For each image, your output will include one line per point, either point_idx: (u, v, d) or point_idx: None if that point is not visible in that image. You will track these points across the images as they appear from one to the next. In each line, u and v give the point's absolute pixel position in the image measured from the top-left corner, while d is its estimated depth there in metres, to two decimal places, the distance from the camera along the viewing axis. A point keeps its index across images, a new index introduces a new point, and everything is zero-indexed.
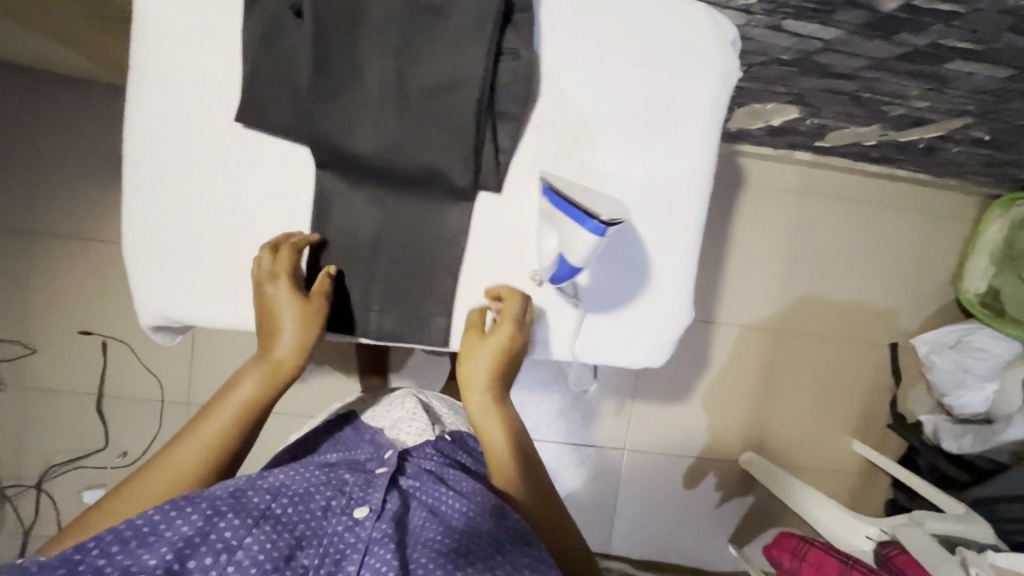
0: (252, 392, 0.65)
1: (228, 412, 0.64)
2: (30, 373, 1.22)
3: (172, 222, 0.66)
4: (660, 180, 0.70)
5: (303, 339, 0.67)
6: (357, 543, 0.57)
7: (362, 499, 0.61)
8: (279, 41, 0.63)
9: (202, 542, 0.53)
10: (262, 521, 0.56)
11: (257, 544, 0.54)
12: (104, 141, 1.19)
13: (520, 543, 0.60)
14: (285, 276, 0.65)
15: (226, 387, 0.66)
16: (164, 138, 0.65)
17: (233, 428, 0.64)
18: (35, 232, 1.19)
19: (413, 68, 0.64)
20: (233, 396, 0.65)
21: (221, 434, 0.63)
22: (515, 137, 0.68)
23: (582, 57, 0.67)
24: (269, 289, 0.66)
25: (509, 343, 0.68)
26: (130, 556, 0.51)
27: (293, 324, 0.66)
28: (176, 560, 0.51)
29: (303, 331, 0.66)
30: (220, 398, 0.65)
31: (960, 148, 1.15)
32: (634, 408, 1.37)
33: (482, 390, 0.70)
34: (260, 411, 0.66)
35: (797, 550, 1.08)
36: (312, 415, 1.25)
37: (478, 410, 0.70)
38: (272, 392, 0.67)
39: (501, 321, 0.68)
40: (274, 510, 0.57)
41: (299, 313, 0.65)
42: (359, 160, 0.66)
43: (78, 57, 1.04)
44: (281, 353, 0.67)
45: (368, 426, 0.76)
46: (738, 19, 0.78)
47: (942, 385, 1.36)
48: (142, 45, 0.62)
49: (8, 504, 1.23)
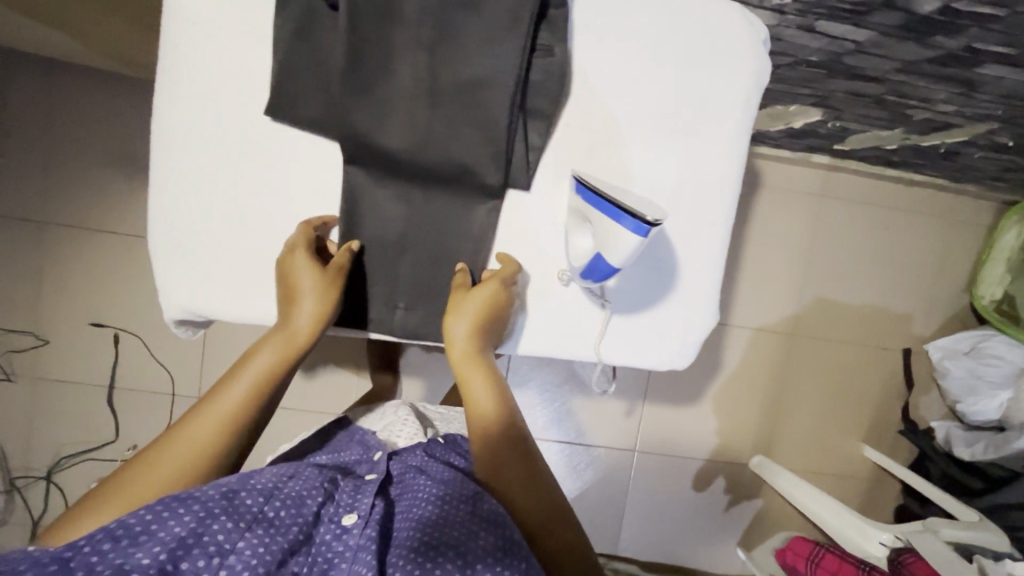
0: (270, 362, 0.64)
1: (245, 382, 0.62)
2: (42, 364, 1.21)
3: (197, 215, 0.66)
4: (689, 180, 0.70)
5: (321, 307, 0.65)
6: (346, 550, 0.53)
7: (349, 506, 0.58)
8: (312, 34, 0.63)
9: (194, 544, 0.48)
10: (256, 524, 0.52)
11: (251, 548, 0.50)
12: (121, 133, 1.18)
13: (493, 527, 0.56)
14: (303, 247, 0.65)
15: (242, 360, 0.65)
16: (192, 131, 0.64)
17: (251, 399, 0.62)
18: (49, 223, 1.18)
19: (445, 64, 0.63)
20: (250, 367, 0.63)
21: (238, 406, 0.61)
22: (546, 135, 0.67)
23: (614, 56, 0.67)
24: (287, 260, 0.65)
25: (493, 297, 0.67)
26: (120, 554, 0.46)
27: (313, 288, 0.65)
28: (169, 561, 0.47)
29: (322, 299, 0.65)
30: (239, 368, 0.64)
31: (982, 154, 1.14)
32: (644, 409, 1.36)
33: (466, 343, 0.67)
34: (278, 382, 0.64)
35: (813, 555, 1.08)
36: (322, 411, 1.25)
37: (462, 362, 0.67)
38: (290, 362, 0.65)
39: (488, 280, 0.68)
40: (268, 513, 0.53)
41: (317, 279, 0.64)
42: (388, 156, 0.65)
43: (100, 49, 1.03)
44: (298, 322, 0.65)
45: (359, 429, 0.78)
46: (769, 19, 0.78)
47: (956, 392, 1.34)
48: (174, 38, 0.62)
49: (18, 494, 1.23)
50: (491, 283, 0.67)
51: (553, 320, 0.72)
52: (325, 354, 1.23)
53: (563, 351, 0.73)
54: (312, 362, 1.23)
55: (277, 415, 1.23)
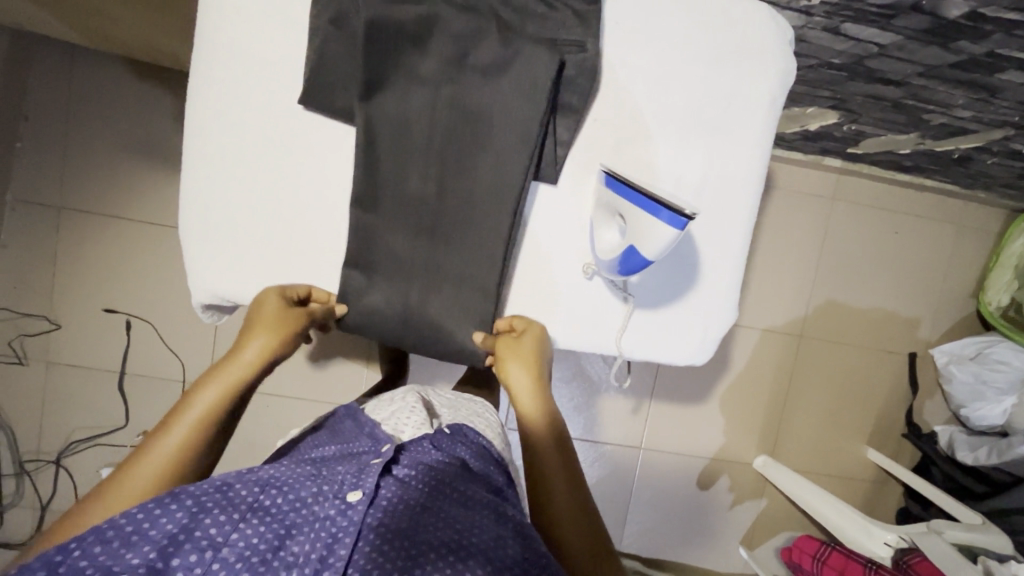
0: (215, 397, 0.59)
1: (191, 417, 0.57)
2: (54, 348, 1.22)
3: (224, 202, 0.67)
4: (714, 178, 0.71)
5: (274, 342, 0.64)
6: (350, 525, 0.53)
7: (354, 484, 0.58)
8: (346, 24, 0.63)
9: (185, 539, 0.49)
10: (249, 515, 0.52)
11: (244, 539, 0.50)
12: (138, 119, 1.18)
13: (520, 538, 0.56)
14: (275, 293, 0.67)
15: (184, 396, 0.60)
16: (225, 120, 0.65)
17: (194, 436, 0.57)
18: (67, 207, 1.19)
19: (476, 60, 0.64)
20: (192, 403, 0.59)
21: (180, 445, 0.56)
22: (575, 130, 0.68)
23: (644, 54, 0.68)
24: (254, 309, 0.66)
25: (538, 338, 0.70)
26: (111, 556, 0.47)
27: (271, 324, 0.65)
28: (159, 558, 0.47)
29: (279, 332, 0.65)
30: (180, 405, 0.59)
31: (995, 160, 1.14)
32: (652, 407, 1.37)
33: (527, 384, 0.67)
34: (225, 416, 0.60)
35: (818, 554, 1.12)
36: (333, 401, 1.25)
37: (525, 400, 0.67)
38: (236, 396, 0.61)
39: (524, 333, 0.70)
40: (263, 501, 0.54)
41: (279, 316, 0.65)
42: (417, 148, 0.66)
43: (119, 37, 1.03)
44: (247, 355, 0.63)
45: (366, 417, 0.74)
46: (795, 20, 0.79)
47: (961, 397, 1.35)
48: (211, 28, 0.64)
49: (29, 478, 1.24)
50: (531, 326, 0.71)
51: (577, 316, 0.73)
52: (336, 346, 1.23)
53: (588, 344, 0.74)
54: (324, 353, 1.24)
55: (288, 404, 1.24)
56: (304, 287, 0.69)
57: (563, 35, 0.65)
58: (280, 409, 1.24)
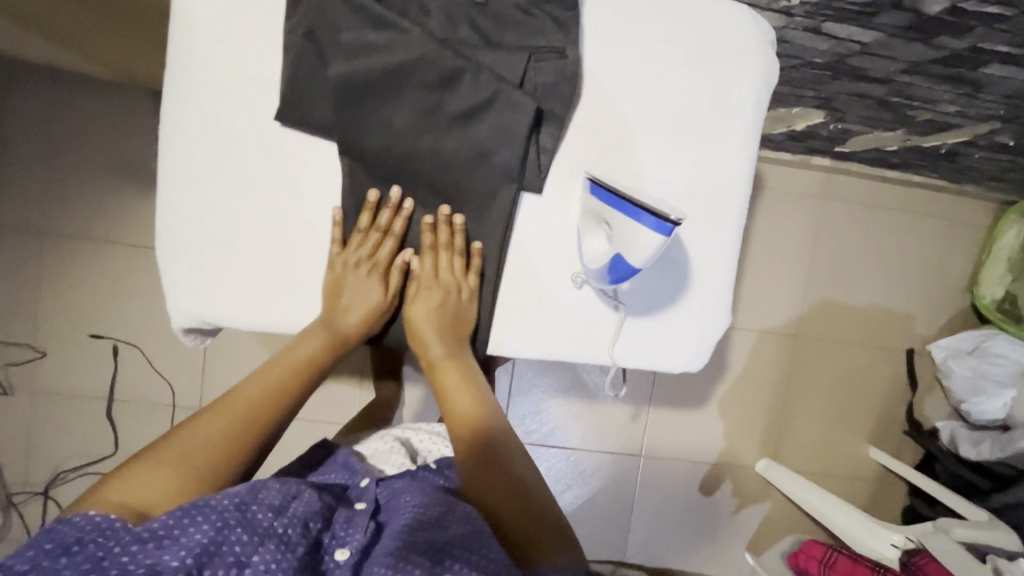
0: (315, 348, 0.68)
1: (291, 362, 0.67)
2: (40, 377, 1.19)
3: (201, 222, 0.65)
4: (701, 180, 0.70)
5: (369, 310, 0.70)
6: None
7: (342, 539, 0.55)
8: (321, 40, 0.62)
9: (216, 552, 0.47)
10: (268, 539, 0.49)
11: (265, 564, 0.47)
12: (119, 141, 1.17)
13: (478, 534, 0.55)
14: (368, 248, 0.68)
15: (291, 338, 0.69)
16: (202, 142, 0.64)
17: (295, 377, 0.67)
18: (50, 231, 1.17)
19: (453, 89, 0.63)
20: (293, 350, 0.68)
21: (280, 384, 0.66)
22: (558, 137, 0.67)
23: (624, 58, 0.67)
24: (345, 272, 0.68)
25: (436, 294, 0.69)
26: (150, 556, 0.45)
27: (368, 295, 0.69)
28: (194, 567, 0.45)
29: (375, 302, 0.70)
30: (284, 349, 0.68)
31: (982, 154, 1.14)
32: (651, 413, 1.36)
33: (437, 346, 0.71)
34: (319, 367, 0.69)
35: (825, 560, 1.09)
36: (326, 421, 1.23)
37: (436, 363, 0.71)
38: (331, 351, 0.69)
39: (422, 287, 0.70)
40: (280, 529, 0.50)
41: (376, 289, 0.69)
42: (396, 162, 0.65)
43: (84, 59, 1.01)
44: (349, 324, 0.69)
45: (340, 451, 0.74)
46: (776, 21, 0.79)
47: (960, 392, 1.34)
48: (182, 45, 0.62)
49: (15, 511, 1.20)
50: (438, 254, 0.69)
51: (563, 324, 0.71)
52: None
53: (575, 354, 0.72)
54: None
55: None
56: (396, 190, 0.67)
57: (543, 42, 0.65)
58: None
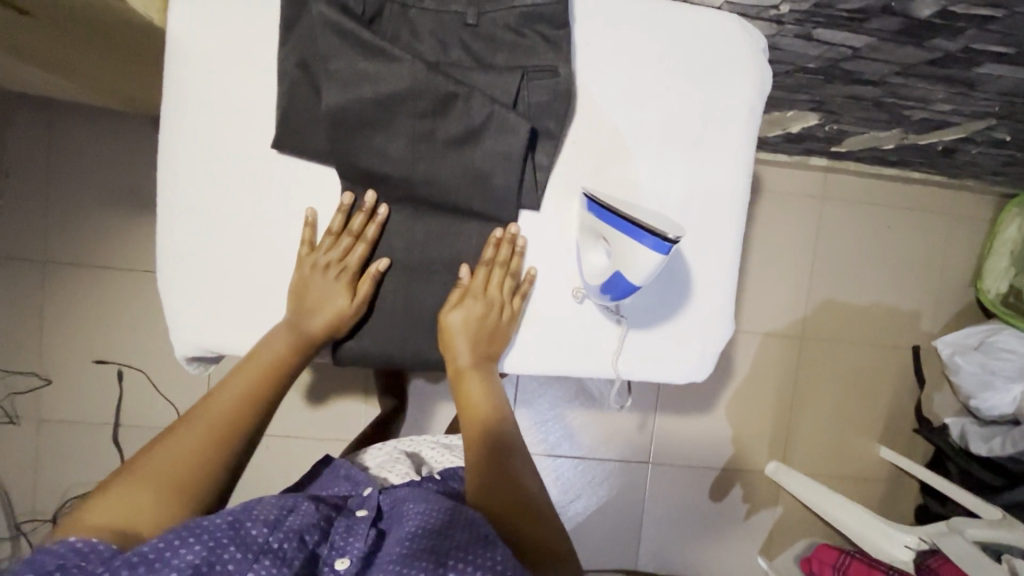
0: (282, 353, 0.66)
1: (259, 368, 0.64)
2: (46, 404, 1.19)
3: (200, 249, 0.65)
4: (698, 191, 0.70)
5: (337, 314, 0.67)
6: None
7: (342, 549, 0.54)
8: (314, 69, 0.62)
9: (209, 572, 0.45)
10: (263, 556, 0.48)
11: None
12: (117, 169, 1.18)
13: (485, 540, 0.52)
14: (338, 250, 0.66)
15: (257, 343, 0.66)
16: (199, 170, 0.64)
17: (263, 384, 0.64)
18: (51, 260, 1.17)
19: (446, 111, 0.63)
20: (261, 356, 0.65)
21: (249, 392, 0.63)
22: (554, 154, 0.67)
23: (617, 74, 0.68)
24: (313, 274, 0.66)
25: (487, 305, 0.68)
26: None
27: (334, 298, 0.66)
28: None
29: (345, 304, 0.67)
30: (252, 355, 0.65)
31: (980, 150, 1.14)
32: (658, 419, 1.35)
33: (466, 353, 0.69)
34: (288, 370, 0.66)
35: (838, 563, 1.10)
36: (331, 439, 1.22)
37: (463, 369, 0.69)
38: (299, 355, 0.66)
39: (472, 296, 0.68)
40: (274, 545, 0.50)
41: (343, 292, 0.66)
42: (393, 185, 0.66)
43: (80, 89, 1.02)
44: (317, 325, 0.66)
45: (342, 463, 0.73)
46: (767, 30, 0.79)
47: (969, 387, 1.32)
48: (176, 76, 0.63)
49: (24, 539, 1.20)
50: (492, 270, 0.68)
51: (565, 340, 0.71)
52: (332, 382, 1.21)
53: (578, 369, 0.72)
54: (320, 391, 1.22)
55: (285, 445, 1.21)
56: (370, 194, 0.66)
57: (535, 60, 0.65)
58: (278, 451, 1.21)
